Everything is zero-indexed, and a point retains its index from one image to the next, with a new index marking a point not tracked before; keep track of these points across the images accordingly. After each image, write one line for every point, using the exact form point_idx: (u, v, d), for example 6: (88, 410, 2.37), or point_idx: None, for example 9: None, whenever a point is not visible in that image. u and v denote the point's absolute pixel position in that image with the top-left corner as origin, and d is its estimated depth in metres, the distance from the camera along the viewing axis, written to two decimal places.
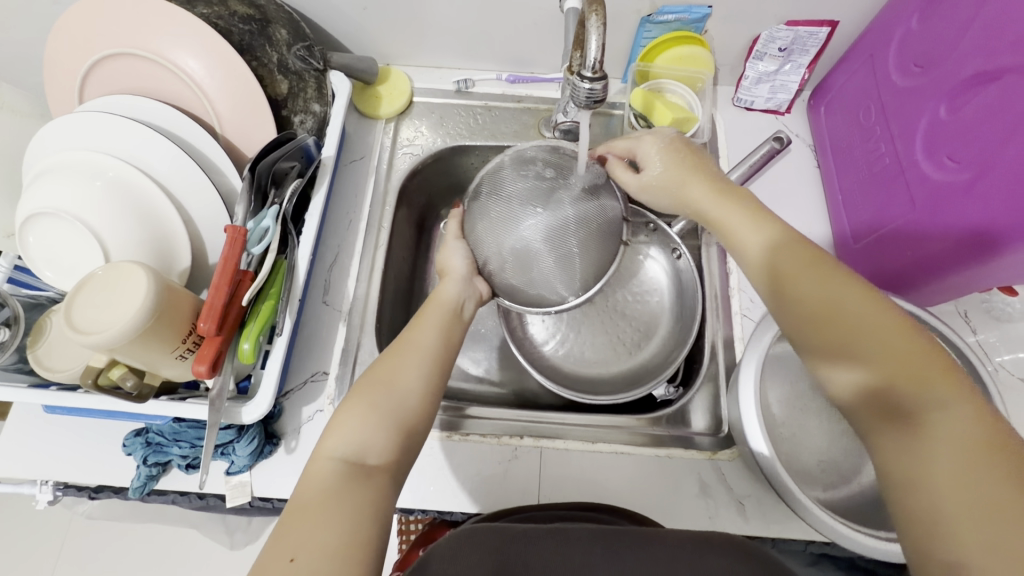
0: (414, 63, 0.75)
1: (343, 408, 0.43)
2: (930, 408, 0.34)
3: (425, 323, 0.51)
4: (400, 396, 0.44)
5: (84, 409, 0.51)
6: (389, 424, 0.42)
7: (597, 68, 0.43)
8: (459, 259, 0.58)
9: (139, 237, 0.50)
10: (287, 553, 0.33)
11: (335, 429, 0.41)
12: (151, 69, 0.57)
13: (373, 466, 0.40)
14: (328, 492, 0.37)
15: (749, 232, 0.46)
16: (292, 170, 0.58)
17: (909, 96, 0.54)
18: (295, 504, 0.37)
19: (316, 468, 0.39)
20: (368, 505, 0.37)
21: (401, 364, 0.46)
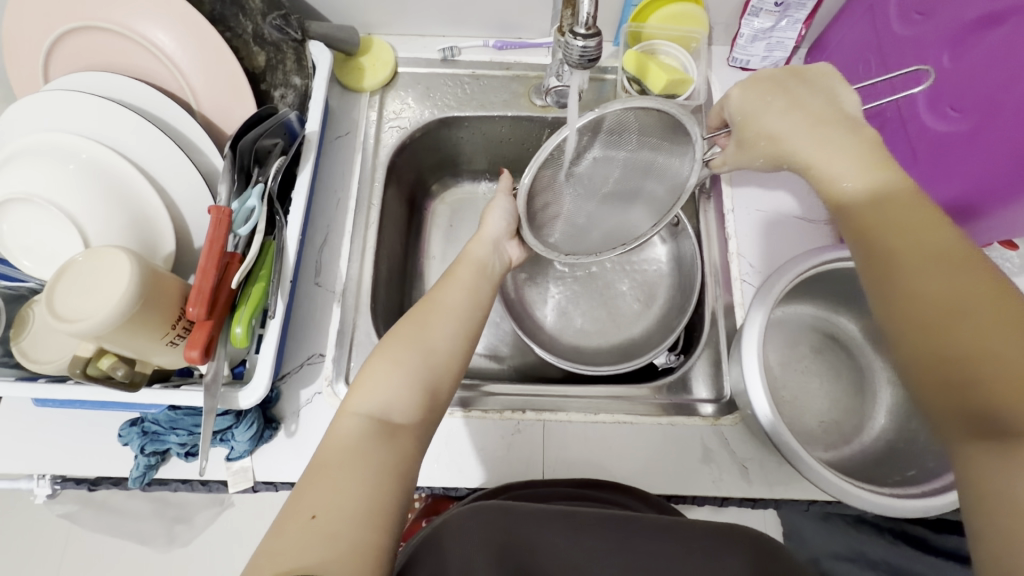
0: (397, 32, 0.72)
1: (372, 366, 0.43)
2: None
3: (452, 284, 0.50)
4: (430, 357, 0.44)
5: (76, 401, 0.49)
6: (414, 382, 0.42)
7: (591, 24, 0.41)
8: (495, 223, 0.56)
9: (119, 221, 0.48)
10: (309, 511, 0.34)
11: (361, 388, 0.42)
12: (120, 44, 0.54)
13: (398, 425, 0.40)
14: (352, 449, 0.38)
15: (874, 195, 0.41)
16: (275, 147, 0.56)
17: (910, 46, 0.53)
18: (319, 460, 0.38)
19: (343, 423, 0.40)
20: (392, 461, 0.38)
21: (429, 322, 0.46)
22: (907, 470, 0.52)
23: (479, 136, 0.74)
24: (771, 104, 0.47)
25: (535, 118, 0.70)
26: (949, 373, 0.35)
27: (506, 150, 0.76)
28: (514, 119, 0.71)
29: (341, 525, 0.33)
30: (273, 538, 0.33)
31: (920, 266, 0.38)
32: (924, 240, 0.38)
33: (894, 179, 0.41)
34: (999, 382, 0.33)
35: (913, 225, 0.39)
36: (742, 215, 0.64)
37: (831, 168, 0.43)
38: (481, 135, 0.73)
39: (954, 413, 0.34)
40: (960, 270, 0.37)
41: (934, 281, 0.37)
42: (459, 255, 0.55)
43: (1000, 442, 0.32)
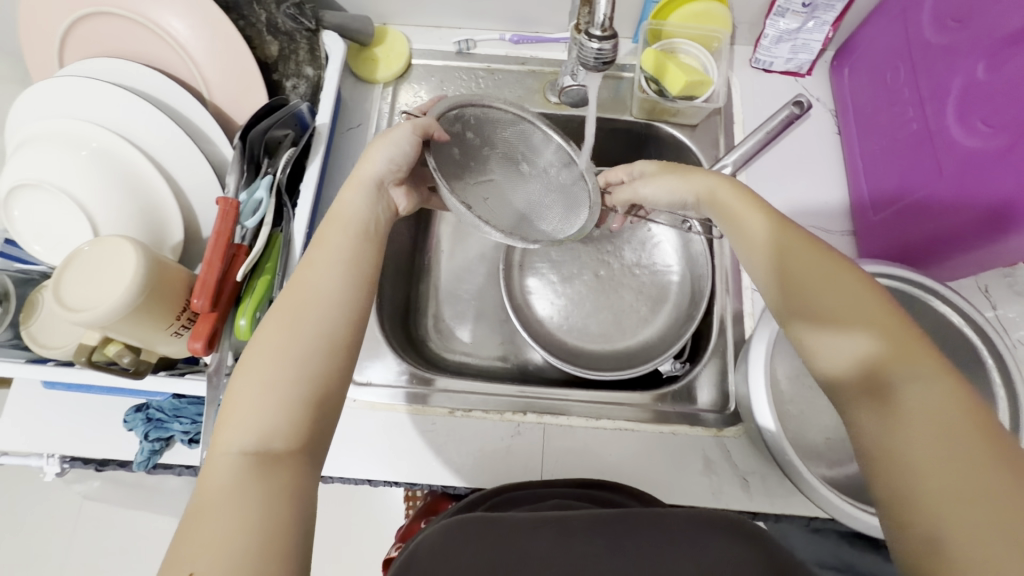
0: (412, 23, 0.71)
1: (238, 387, 0.36)
2: (911, 390, 0.34)
3: (324, 258, 0.42)
4: (303, 360, 0.37)
5: (84, 385, 0.50)
6: (287, 397, 0.35)
7: (607, 26, 0.40)
8: (385, 161, 0.48)
9: (128, 209, 0.48)
10: (185, 569, 0.29)
11: (226, 420, 0.35)
12: (134, 30, 0.54)
13: (280, 450, 0.34)
14: (225, 491, 0.32)
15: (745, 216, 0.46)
16: (286, 138, 0.56)
17: (943, 54, 0.50)
18: (191, 512, 0.32)
19: (214, 465, 0.33)
20: (281, 494, 0.33)
21: (295, 320, 0.38)
22: None
23: None
24: (670, 166, 0.54)
25: (549, 116, 0.69)
26: (845, 359, 0.37)
27: None
28: None
29: None
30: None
31: (799, 269, 0.41)
32: (803, 257, 0.41)
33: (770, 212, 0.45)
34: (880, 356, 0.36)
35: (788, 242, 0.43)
36: None
37: (729, 211, 0.47)
38: None
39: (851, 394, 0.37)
40: (830, 270, 0.40)
41: (811, 284, 0.40)
42: (331, 209, 0.46)
43: (885, 407, 0.35)
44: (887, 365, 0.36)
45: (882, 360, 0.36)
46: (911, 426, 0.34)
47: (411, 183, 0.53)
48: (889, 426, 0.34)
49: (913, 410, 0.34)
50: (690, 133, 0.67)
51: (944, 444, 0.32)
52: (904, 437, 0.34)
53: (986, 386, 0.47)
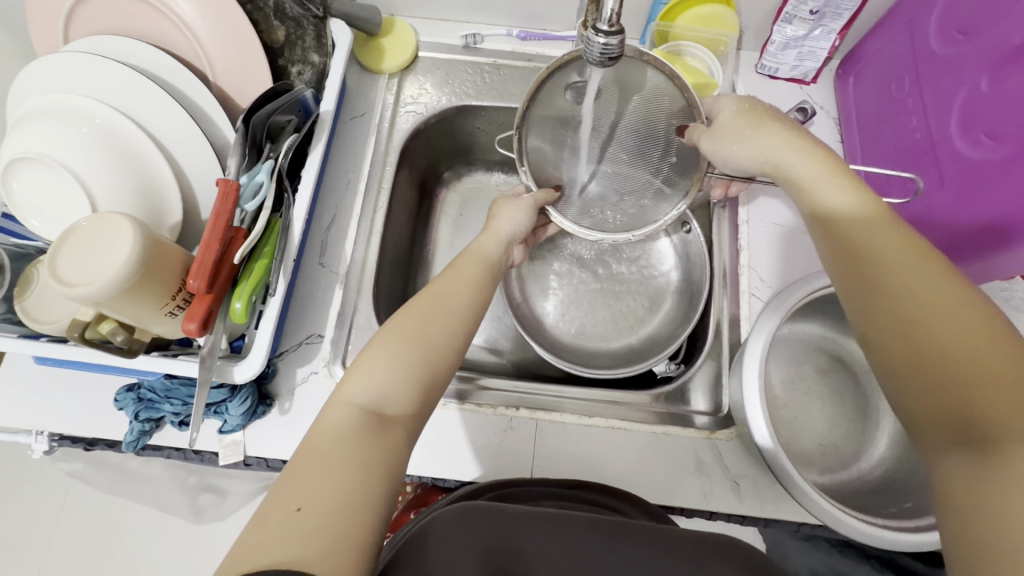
0: (420, 15, 0.71)
1: (369, 355, 0.41)
2: None
3: (455, 277, 0.48)
4: (427, 352, 0.42)
5: (76, 363, 0.50)
6: (409, 379, 0.40)
7: (615, 21, 0.40)
8: (514, 223, 0.56)
9: (128, 187, 0.48)
10: (295, 502, 0.32)
11: (354, 375, 0.39)
12: (140, 9, 0.53)
13: (391, 418, 0.38)
14: (340, 442, 0.36)
15: (841, 199, 0.40)
16: (289, 124, 0.56)
17: (948, 66, 0.51)
18: (304, 448, 0.36)
19: (333, 413, 0.38)
20: (383, 458, 0.36)
21: (429, 317, 0.43)
22: (904, 503, 0.51)
23: (495, 126, 0.73)
24: (748, 113, 0.47)
25: None
26: (951, 391, 0.31)
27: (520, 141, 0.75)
28: None
29: (327, 522, 0.32)
30: (256, 528, 0.31)
31: (907, 278, 0.35)
32: (901, 259, 0.36)
33: (869, 197, 0.39)
34: (994, 395, 0.30)
35: (883, 234, 0.37)
36: (755, 228, 0.63)
37: (806, 185, 0.42)
38: (497, 124, 0.73)
39: (936, 419, 0.32)
40: (933, 278, 0.35)
41: (908, 286, 0.35)
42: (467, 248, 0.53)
43: (992, 461, 0.29)
44: (1004, 411, 0.30)
45: (998, 404, 0.30)
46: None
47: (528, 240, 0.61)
48: (983, 470, 0.29)
49: None
50: None
51: None
52: (1008, 495, 0.28)
53: None
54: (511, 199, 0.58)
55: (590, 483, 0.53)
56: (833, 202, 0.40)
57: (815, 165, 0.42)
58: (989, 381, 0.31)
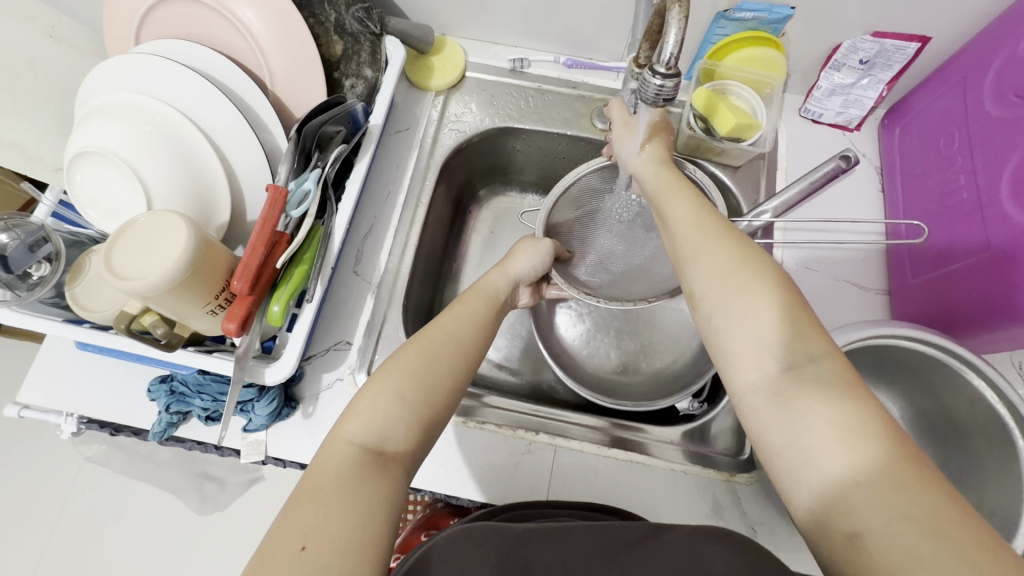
0: (471, 37, 0.73)
1: (372, 387, 0.42)
2: (825, 393, 0.34)
3: (455, 316, 0.49)
4: (427, 391, 0.43)
5: (115, 351, 0.51)
6: (412, 416, 0.41)
7: (672, 64, 0.40)
8: (525, 267, 0.58)
9: (181, 186, 0.50)
10: (299, 541, 0.33)
11: (354, 413, 0.40)
12: (210, 17, 0.56)
13: (391, 456, 0.39)
14: (340, 480, 0.36)
15: (679, 211, 0.46)
16: (338, 134, 0.58)
17: (1001, 127, 0.50)
18: (304, 487, 0.37)
19: (334, 451, 0.38)
20: (382, 496, 0.37)
21: (433, 353, 0.45)
22: None
23: (535, 149, 0.74)
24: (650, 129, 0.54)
25: (593, 140, 0.70)
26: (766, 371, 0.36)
27: (557, 165, 0.76)
28: (572, 138, 0.71)
29: (331, 562, 0.32)
30: (260, 567, 0.32)
31: (725, 274, 0.40)
32: (756, 318, 0.37)
33: (701, 207, 0.46)
34: (795, 367, 0.36)
35: (748, 287, 0.39)
36: (795, 274, 0.62)
37: (663, 201, 0.49)
38: (536, 148, 0.74)
39: (761, 393, 0.36)
40: (795, 326, 0.37)
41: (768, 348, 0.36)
42: (473, 284, 0.55)
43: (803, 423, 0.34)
44: (809, 383, 0.35)
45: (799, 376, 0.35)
46: (827, 445, 0.33)
47: (537, 282, 0.63)
48: (801, 437, 0.34)
49: (826, 428, 0.33)
50: (732, 173, 0.67)
51: (866, 464, 0.31)
52: (823, 455, 0.33)
53: (1016, 466, 0.46)
54: (526, 245, 0.60)
55: (608, 508, 0.52)
56: (704, 259, 0.42)
57: (694, 226, 0.44)
58: (849, 425, 0.32)
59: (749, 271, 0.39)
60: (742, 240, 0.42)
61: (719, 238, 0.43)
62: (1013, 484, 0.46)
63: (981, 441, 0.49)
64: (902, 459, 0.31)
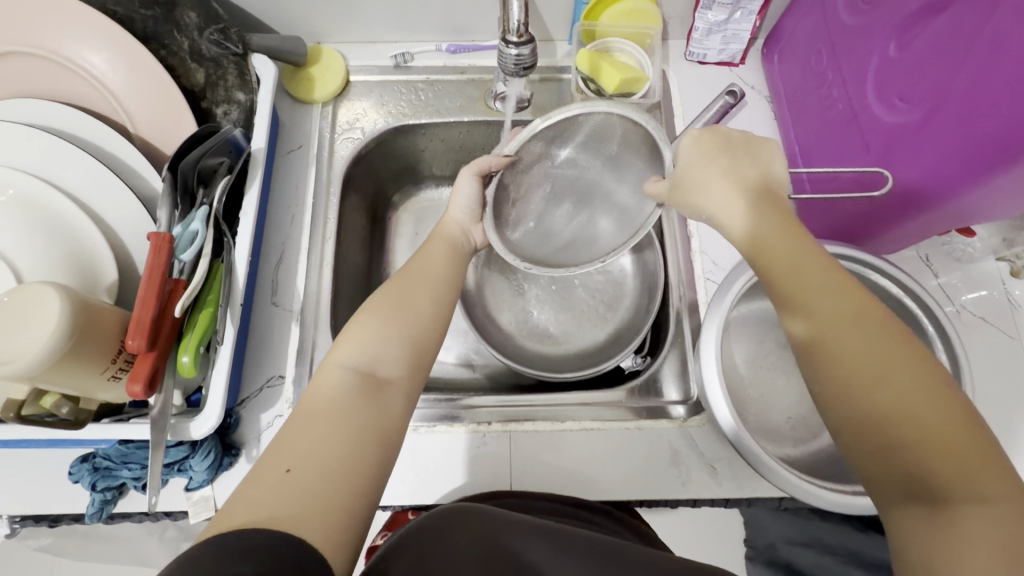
0: (347, 40, 0.70)
1: (358, 321, 0.45)
2: (970, 498, 0.32)
3: (430, 255, 0.53)
4: (412, 318, 0.46)
5: (21, 441, 0.48)
6: (401, 340, 0.45)
7: (523, 31, 0.41)
8: (460, 208, 0.56)
9: (53, 252, 0.47)
10: (285, 464, 0.36)
11: (347, 341, 0.44)
12: (52, 69, 0.52)
13: (382, 378, 0.42)
14: (333, 403, 0.40)
15: (777, 246, 0.40)
16: (221, 166, 0.55)
17: (858, 35, 0.52)
18: (299, 409, 0.40)
19: (328, 374, 0.42)
20: (369, 422, 0.40)
21: (415, 288, 0.48)
22: None
23: (437, 143, 0.73)
24: (706, 153, 0.44)
25: (492, 122, 0.69)
26: (896, 452, 0.34)
27: (464, 154, 0.75)
28: (471, 123, 0.70)
29: (314, 479, 0.35)
30: (251, 482, 0.35)
31: (859, 339, 0.36)
32: (851, 321, 0.37)
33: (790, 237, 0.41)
34: (933, 451, 0.33)
35: (884, 360, 0.35)
36: None
37: (729, 224, 0.43)
38: (439, 141, 0.72)
39: (890, 474, 0.35)
40: (931, 412, 0.34)
41: (852, 350, 0.36)
42: (433, 228, 0.57)
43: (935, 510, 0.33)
44: (938, 467, 0.33)
45: (937, 466, 0.33)
46: (962, 532, 0.31)
47: None
48: (933, 524, 0.33)
49: (967, 518, 0.32)
50: None
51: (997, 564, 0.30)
52: (954, 544, 0.31)
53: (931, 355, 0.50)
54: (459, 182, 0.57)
55: (586, 504, 0.52)
56: (814, 313, 0.38)
57: (807, 260, 0.39)
58: (992, 522, 0.31)
59: (899, 352, 0.36)
60: (879, 305, 0.38)
61: (799, 233, 0.41)
62: None
63: None
64: None
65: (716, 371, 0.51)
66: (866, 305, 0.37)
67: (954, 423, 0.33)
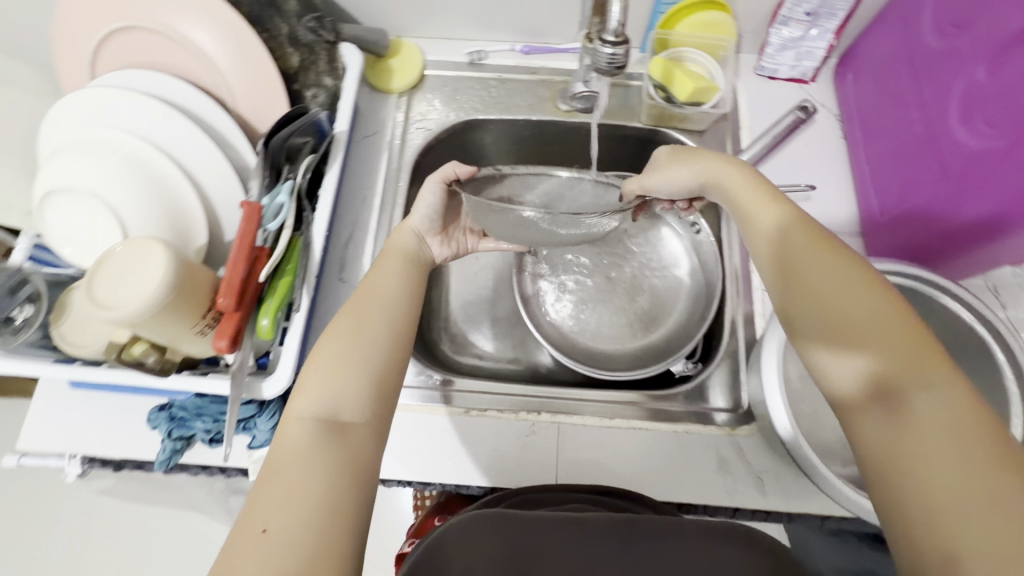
0: (426, 35, 0.73)
1: (311, 364, 0.42)
2: (927, 398, 0.35)
3: (384, 273, 0.50)
4: (370, 346, 0.43)
5: (109, 385, 0.52)
6: (360, 374, 0.42)
7: (620, 32, 0.43)
8: (420, 217, 0.55)
9: (156, 213, 0.50)
10: (260, 525, 0.34)
11: (303, 390, 0.41)
12: (163, 43, 0.56)
13: (348, 422, 0.40)
14: (298, 457, 0.37)
15: (763, 209, 0.47)
16: (306, 145, 0.59)
17: (944, 59, 0.52)
18: (267, 468, 0.37)
19: (289, 429, 0.39)
20: (344, 463, 0.37)
21: (370, 315, 0.45)
22: None
23: (503, 139, 0.75)
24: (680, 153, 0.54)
25: (559, 123, 0.71)
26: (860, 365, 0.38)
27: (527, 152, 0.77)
28: (538, 123, 0.71)
29: (294, 537, 0.33)
30: (228, 552, 0.33)
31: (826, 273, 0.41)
32: (861, 294, 0.39)
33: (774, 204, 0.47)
34: (890, 359, 0.37)
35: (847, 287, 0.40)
36: None
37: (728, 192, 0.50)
38: (504, 138, 0.75)
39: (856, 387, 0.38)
40: (891, 329, 0.38)
41: (861, 316, 0.39)
42: (382, 247, 0.54)
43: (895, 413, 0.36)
44: (896, 374, 0.36)
45: (896, 370, 0.36)
46: (917, 426, 0.34)
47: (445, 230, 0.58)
48: (894, 427, 0.35)
49: (922, 414, 0.35)
50: (697, 137, 0.69)
51: (953, 451, 0.33)
52: (911, 438, 0.34)
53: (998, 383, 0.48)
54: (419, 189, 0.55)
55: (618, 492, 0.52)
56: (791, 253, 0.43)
57: (787, 217, 0.46)
58: (942, 411, 0.34)
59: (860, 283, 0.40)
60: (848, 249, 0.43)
61: (784, 200, 0.47)
62: (996, 399, 0.48)
63: None
64: (992, 450, 0.32)
65: (777, 379, 0.51)
66: (836, 248, 0.43)
67: (910, 338, 0.37)
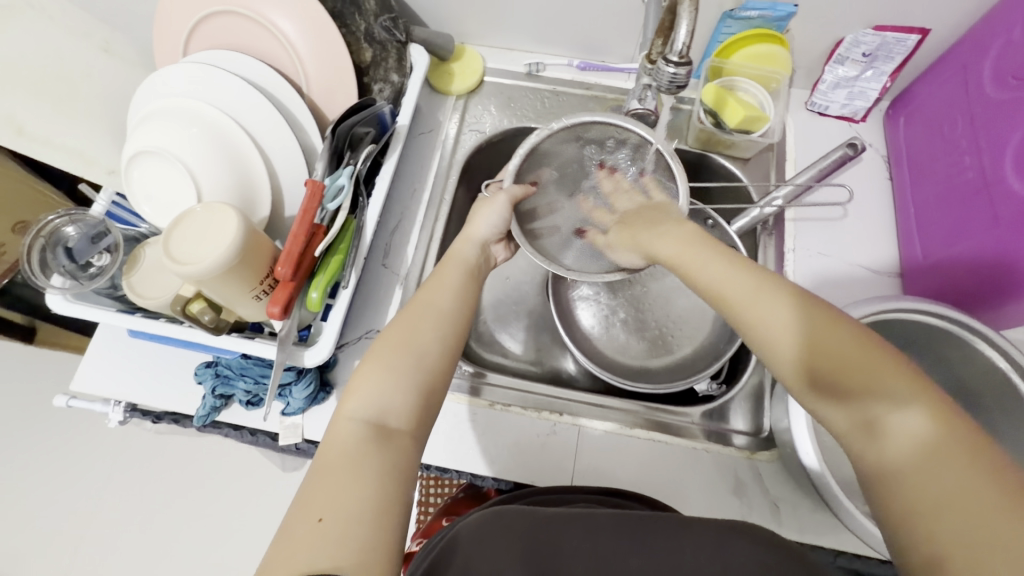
0: (488, 44, 0.76)
1: (362, 370, 0.44)
2: (900, 416, 0.33)
3: (442, 285, 0.51)
4: (419, 353, 0.45)
5: (164, 337, 0.55)
6: (409, 383, 0.44)
7: (685, 53, 0.45)
8: (486, 226, 0.58)
9: (228, 181, 0.54)
10: (316, 514, 0.35)
11: (354, 392, 0.43)
12: (252, 28, 0.60)
13: (393, 427, 0.41)
14: (347, 455, 0.38)
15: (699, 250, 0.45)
16: (367, 135, 0.61)
17: (1005, 109, 0.52)
18: (318, 463, 0.39)
19: (340, 429, 0.40)
20: (391, 464, 0.39)
21: (419, 323, 0.47)
22: None
23: None
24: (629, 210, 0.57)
25: None
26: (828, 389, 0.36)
27: None
28: None
29: (346, 526, 0.34)
30: (284, 539, 0.34)
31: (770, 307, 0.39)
32: (839, 343, 0.36)
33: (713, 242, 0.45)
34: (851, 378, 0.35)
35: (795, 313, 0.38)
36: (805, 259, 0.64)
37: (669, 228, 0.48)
38: None
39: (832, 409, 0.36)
40: (848, 349, 0.36)
41: (848, 368, 0.35)
42: (445, 253, 0.56)
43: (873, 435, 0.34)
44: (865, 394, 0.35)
45: (862, 390, 0.35)
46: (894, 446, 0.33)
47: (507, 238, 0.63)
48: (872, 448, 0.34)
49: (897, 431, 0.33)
50: (742, 165, 0.70)
51: (936, 465, 0.31)
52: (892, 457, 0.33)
53: None
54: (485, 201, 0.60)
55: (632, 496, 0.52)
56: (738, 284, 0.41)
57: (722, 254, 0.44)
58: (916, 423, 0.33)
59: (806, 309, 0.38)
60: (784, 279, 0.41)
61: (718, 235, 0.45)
62: None
63: (993, 406, 0.52)
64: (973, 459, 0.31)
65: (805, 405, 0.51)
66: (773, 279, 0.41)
67: (866, 354, 0.35)
